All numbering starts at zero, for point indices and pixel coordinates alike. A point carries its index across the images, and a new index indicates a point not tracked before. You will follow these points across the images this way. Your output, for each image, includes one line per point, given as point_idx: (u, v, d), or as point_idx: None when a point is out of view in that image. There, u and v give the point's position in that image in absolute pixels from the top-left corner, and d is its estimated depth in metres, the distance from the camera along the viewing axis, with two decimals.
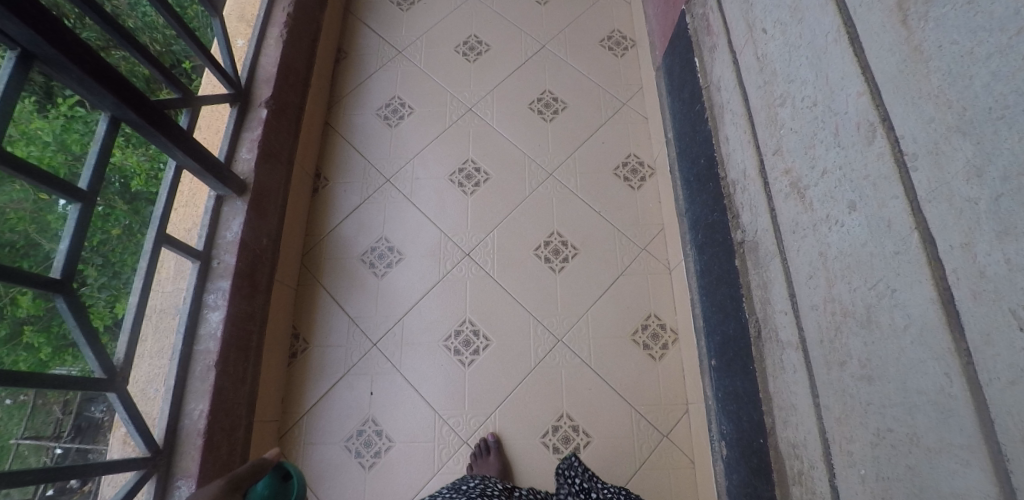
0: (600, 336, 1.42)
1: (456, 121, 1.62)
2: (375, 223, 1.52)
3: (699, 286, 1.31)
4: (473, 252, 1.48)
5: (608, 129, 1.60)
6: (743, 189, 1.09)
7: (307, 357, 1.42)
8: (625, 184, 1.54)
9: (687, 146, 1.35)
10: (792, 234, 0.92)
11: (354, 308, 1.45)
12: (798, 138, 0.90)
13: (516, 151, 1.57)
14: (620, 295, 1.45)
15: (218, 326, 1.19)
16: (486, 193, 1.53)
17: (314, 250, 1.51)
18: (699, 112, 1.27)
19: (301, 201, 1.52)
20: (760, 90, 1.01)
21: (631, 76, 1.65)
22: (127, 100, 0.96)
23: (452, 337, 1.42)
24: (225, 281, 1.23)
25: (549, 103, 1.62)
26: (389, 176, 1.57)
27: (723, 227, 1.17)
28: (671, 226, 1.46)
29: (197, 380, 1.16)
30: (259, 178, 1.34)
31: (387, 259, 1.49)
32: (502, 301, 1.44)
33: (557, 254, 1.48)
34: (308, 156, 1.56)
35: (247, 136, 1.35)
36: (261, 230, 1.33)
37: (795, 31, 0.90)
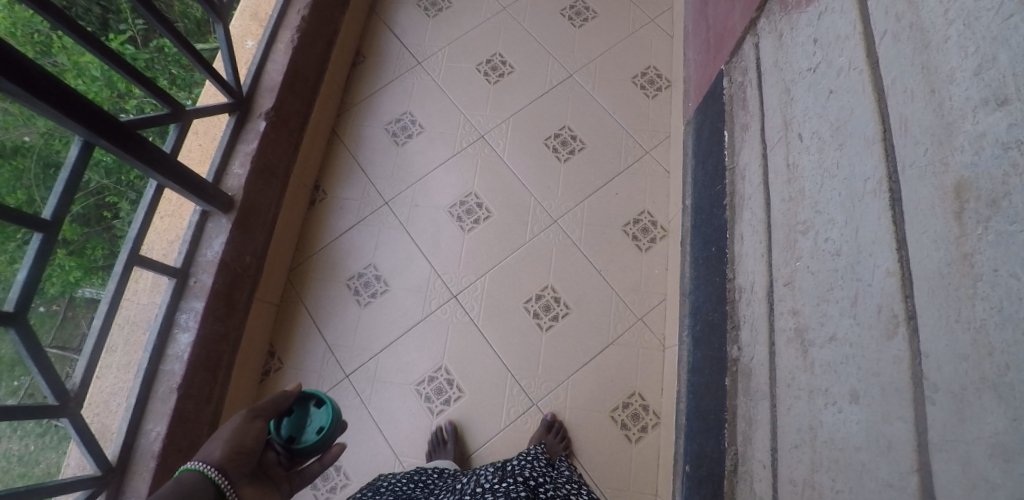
0: (578, 408, 1.31)
1: (466, 147, 1.53)
2: (367, 248, 1.45)
3: (688, 379, 1.19)
4: (461, 294, 1.40)
5: (625, 178, 1.48)
6: (747, 303, 0.96)
7: (278, 380, 1.36)
8: (633, 243, 1.43)
9: (702, 222, 1.21)
10: (788, 386, 0.80)
11: (333, 334, 1.39)
12: (813, 281, 0.77)
13: (522, 190, 1.48)
14: (606, 366, 1.34)
15: (186, 349, 1.13)
16: (484, 231, 1.45)
17: (301, 267, 1.45)
18: (719, 192, 1.13)
19: (294, 215, 1.45)
20: (782, 204, 0.87)
21: (660, 123, 1.54)
22: (98, 129, 0.89)
23: (425, 382, 1.34)
24: (200, 301, 1.16)
25: (566, 141, 1.52)
26: (389, 198, 1.50)
27: (721, 333, 1.05)
28: (673, 300, 1.34)
29: (158, 401, 1.09)
30: (249, 193, 1.27)
31: (373, 289, 1.42)
32: (483, 351, 1.35)
33: (547, 310, 1.38)
34: (307, 168, 1.49)
35: (242, 148, 1.29)
36: (244, 247, 1.26)
37: (833, 155, 0.74)
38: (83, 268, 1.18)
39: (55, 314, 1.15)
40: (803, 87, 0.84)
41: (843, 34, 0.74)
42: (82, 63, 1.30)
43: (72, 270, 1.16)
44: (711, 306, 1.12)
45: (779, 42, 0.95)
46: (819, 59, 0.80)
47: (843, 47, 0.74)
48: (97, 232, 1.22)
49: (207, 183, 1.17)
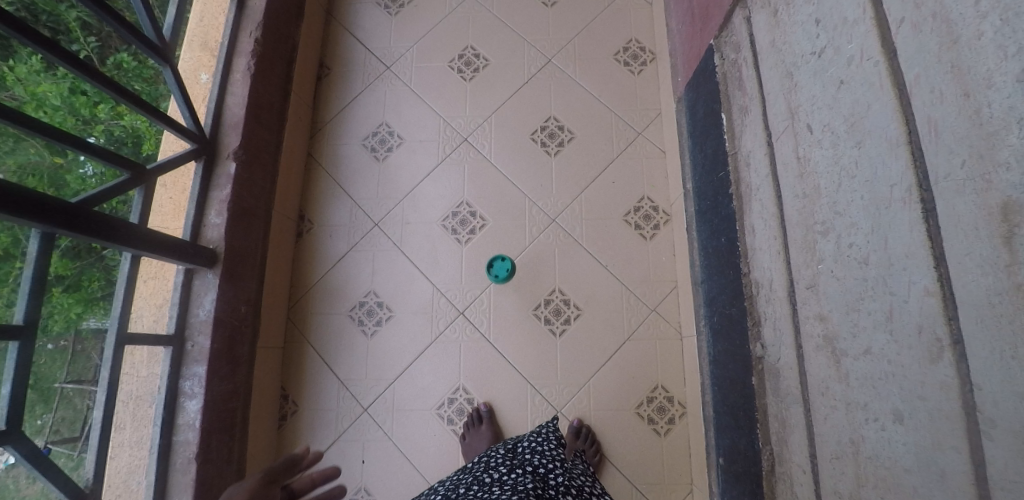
0: (602, 409, 1.30)
1: (450, 154, 1.49)
2: (363, 276, 1.44)
3: (711, 371, 1.16)
4: (468, 310, 1.38)
5: (620, 164, 1.43)
6: (766, 301, 0.92)
7: (297, 420, 1.38)
8: (637, 233, 1.38)
9: (707, 209, 1.16)
10: (820, 395, 0.76)
11: (344, 368, 1.39)
12: (838, 288, 0.72)
13: (514, 191, 1.43)
14: (624, 363, 1.32)
15: (196, 416, 1.14)
16: (482, 241, 1.41)
17: (300, 304, 1.44)
18: (722, 179, 1.08)
19: (283, 254, 1.43)
20: (795, 200, 0.82)
21: (649, 101, 1.47)
22: (53, 220, 0.85)
23: (445, 405, 1.34)
24: (201, 365, 1.15)
25: (554, 133, 1.47)
26: (378, 220, 1.47)
27: (741, 329, 1.01)
28: (685, 288, 1.30)
29: (178, 473, 1.11)
30: (230, 243, 1.23)
31: (376, 316, 1.41)
32: (497, 365, 1.34)
33: (558, 314, 1.35)
34: (288, 201, 1.46)
35: (215, 195, 1.24)
36: (238, 300, 1.25)
37: (849, 152, 0.69)
38: (83, 302, 1.22)
39: (65, 349, 1.20)
40: (807, 73, 0.77)
41: (852, 17, 0.67)
42: (41, 94, 1.30)
43: (77, 306, 1.22)
44: (726, 299, 1.08)
45: (774, 20, 0.87)
46: (823, 44, 0.73)
47: (853, 32, 0.67)
48: (91, 263, 1.25)
49: (185, 242, 1.14)
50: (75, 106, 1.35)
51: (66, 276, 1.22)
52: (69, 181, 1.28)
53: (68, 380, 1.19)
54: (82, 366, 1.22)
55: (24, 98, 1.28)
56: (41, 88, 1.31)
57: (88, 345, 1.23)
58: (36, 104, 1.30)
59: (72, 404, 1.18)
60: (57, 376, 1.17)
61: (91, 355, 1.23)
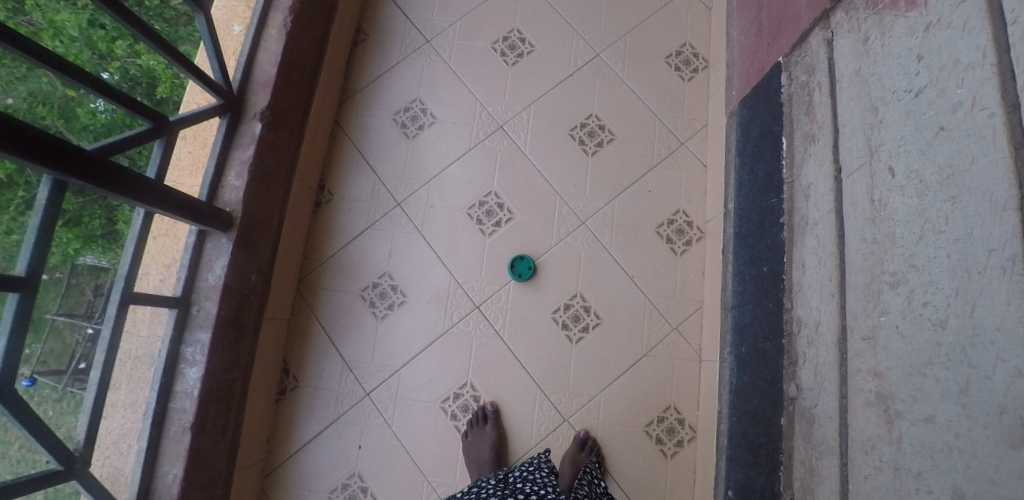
0: (611, 423, 1.26)
1: (483, 140, 1.43)
2: (380, 256, 1.39)
3: (729, 400, 1.13)
4: (484, 304, 1.34)
5: (658, 173, 1.38)
6: (807, 341, 0.88)
7: (296, 396, 1.34)
8: (668, 246, 1.34)
9: (749, 234, 1.12)
10: (862, 453, 0.73)
11: (350, 348, 1.35)
12: (901, 346, 0.68)
13: (546, 187, 1.38)
14: (639, 379, 1.28)
15: (195, 385, 1.11)
16: (506, 235, 1.37)
17: (311, 277, 1.39)
18: (773, 206, 1.03)
19: (299, 224, 1.38)
20: (860, 244, 0.77)
21: (696, 111, 1.42)
22: (70, 169, 0.80)
23: (450, 399, 1.30)
24: (205, 333, 1.12)
25: (593, 132, 1.41)
26: (401, 200, 1.42)
27: (773, 365, 0.97)
28: (711, 309, 1.26)
29: (171, 442, 1.09)
30: (247, 208, 1.18)
31: (389, 300, 1.36)
32: (508, 365, 1.30)
33: (577, 320, 1.31)
34: (310, 169, 1.40)
35: (237, 155, 1.18)
36: (250, 268, 1.20)
37: (938, 205, 0.64)
38: (82, 238, 1.06)
39: (59, 281, 1.02)
40: (897, 111, 0.72)
41: (966, 59, 0.61)
42: (58, 23, 1.16)
43: (75, 242, 1.05)
44: (757, 330, 1.04)
45: (863, 47, 0.81)
46: (923, 83, 0.68)
47: (965, 76, 0.61)
48: (93, 200, 1.06)
49: (201, 202, 1.08)
50: (92, 39, 1.21)
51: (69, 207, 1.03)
52: (79, 116, 1.09)
53: (58, 313, 1.02)
54: (74, 300, 1.05)
55: (39, 24, 1.13)
56: (59, 16, 1.16)
57: (81, 280, 1.06)
58: (51, 32, 1.16)
59: (63, 338, 1.02)
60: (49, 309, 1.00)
61: (84, 290, 1.06)
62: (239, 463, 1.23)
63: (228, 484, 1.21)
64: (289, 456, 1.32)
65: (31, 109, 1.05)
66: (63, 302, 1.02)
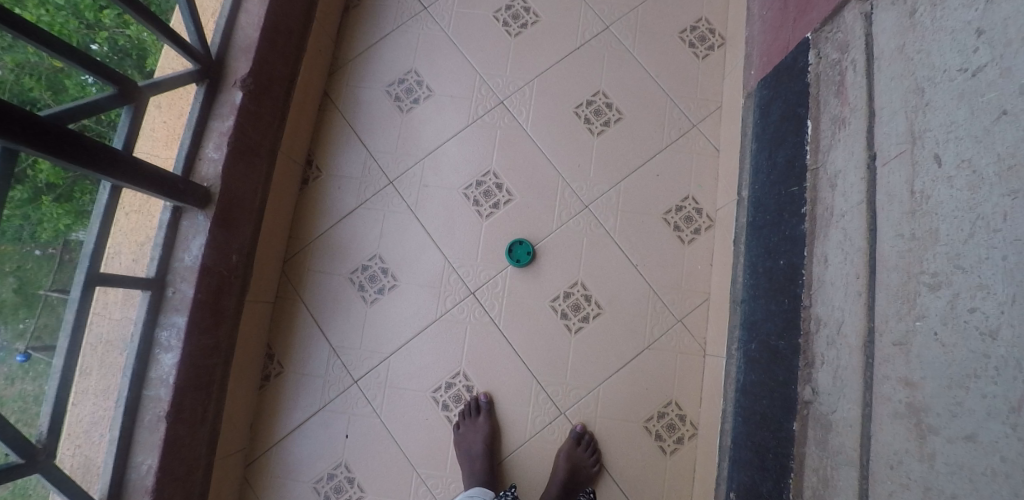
0: (609, 418, 1.20)
1: (482, 116, 1.34)
2: (370, 237, 1.31)
3: (735, 398, 1.07)
4: (479, 290, 1.27)
5: (667, 156, 1.30)
6: (826, 342, 0.82)
7: (281, 383, 1.28)
8: (674, 234, 1.27)
9: (765, 224, 1.04)
10: (885, 468, 0.66)
11: (337, 334, 1.28)
12: (939, 354, 0.61)
13: (548, 168, 1.30)
14: (640, 372, 1.22)
15: (172, 372, 1.04)
16: (504, 218, 1.29)
17: (298, 257, 1.32)
18: (794, 196, 0.96)
19: (285, 201, 1.30)
20: (896, 240, 0.70)
21: (710, 91, 1.33)
22: (15, 134, 0.72)
23: (442, 389, 1.24)
24: (182, 316, 1.05)
25: (600, 110, 1.33)
26: (394, 178, 1.34)
27: (787, 365, 0.90)
28: (719, 302, 1.19)
29: (145, 432, 1.03)
30: (226, 183, 1.09)
31: (379, 283, 1.29)
32: (503, 355, 1.24)
33: (577, 309, 1.25)
34: (297, 143, 1.31)
35: (215, 126, 1.10)
36: (230, 247, 1.13)
37: (994, 199, 0.56)
38: (71, 212, 0.95)
39: (52, 258, 0.94)
40: (947, 94, 0.65)
41: None
42: None
43: (64, 217, 0.95)
44: (769, 327, 0.97)
45: (910, 22, 0.73)
46: (982, 61, 0.60)
47: None
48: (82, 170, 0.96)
49: (175, 176, 1.00)
50: None
51: (57, 182, 0.92)
52: None
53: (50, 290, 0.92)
54: (42, 272, 0.92)
55: None
56: None
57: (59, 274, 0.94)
58: None
59: (51, 322, 0.91)
60: (43, 283, 0.92)
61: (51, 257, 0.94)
62: (219, 451, 1.18)
63: (208, 474, 1.15)
64: (272, 444, 1.26)
65: None
66: (58, 274, 0.94)
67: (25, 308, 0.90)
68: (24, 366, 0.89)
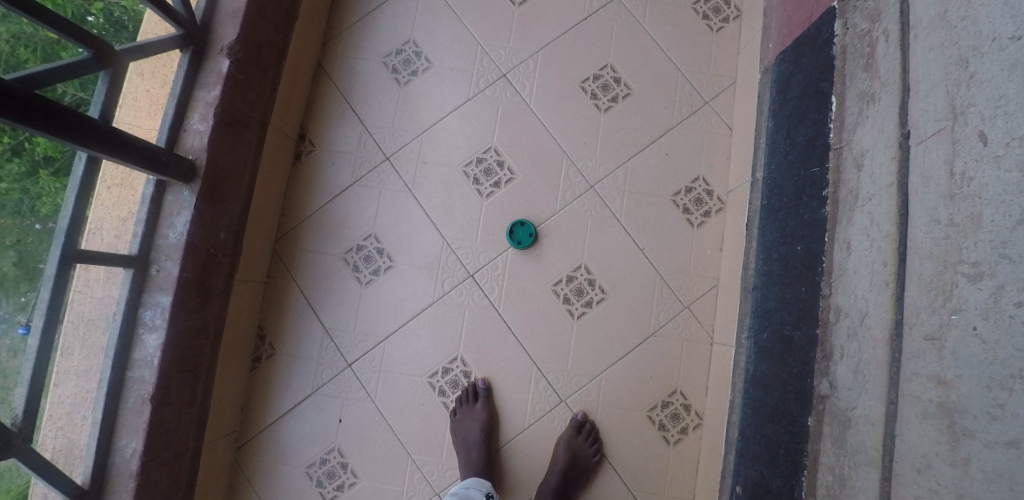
0: (612, 407, 1.16)
1: (484, 90, 1.27)
2: (366, 216, 1.26)
3: (744, 390, 1.02)
4: (478, 273, 1.22)
5: (677, 135, 1.24)
6: (847, 334, 0.77)
7: (273, 365, 1.24)
8: (684, 217, 1.21)
9: (781, 207, 0.99)
10: (912, 471, 0.62)
11: (331, 316, 1.24)
12: (978, 352, 0.56)
13: (552, 146, 1.24)
14: (644, 360, 1.17)
15: (155, 353, 0.99)
16: (505, 198, 1.23)
17: (290, 236, 1.27)
18: (815, 177, 0.90)
19: (277, 177, 1.24)
20: (931, 226, 0.65)
21: (725, 66, 1.26)
22: None
23: (438, 374, 1.20)
24: (166, 296, 1.00)
25: (608, 85, 1.26)
26: (391, 154, 1.27)
27: (802, 357, 0.86)
28: (728, 289, 1.14)
29: (129, 415, 0.98)
30: (212, 157, 1.03)
31: (375, 264, 1.24)
32: (503, 341, 1.19)
33: (580, 294, 1.20)
34: (289, 115, 1.25)
35: (201, 96, 1.03)
36: (217, 224, 1.07)
37: None
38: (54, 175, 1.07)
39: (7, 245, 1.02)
40: (996, 64, 0.58)
41: None
42: None
43: (47, 177, 1.07)
44: (784, 316, 0.92)
45: None
46: None
47: None
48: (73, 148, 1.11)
49: (155, 147, 0.95)
50: None
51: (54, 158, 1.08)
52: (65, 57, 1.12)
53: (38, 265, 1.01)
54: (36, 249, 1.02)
55: None
56: None
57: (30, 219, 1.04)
58: None
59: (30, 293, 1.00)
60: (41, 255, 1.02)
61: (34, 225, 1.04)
62: (209, 435, 1.14)
63: (197, 458, 1.11)
64: (264, 428, 1.22)
65: (13, 50, 1.08)
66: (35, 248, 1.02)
67: (26, 281, 1.01)
68: (24, 337, 0.98)
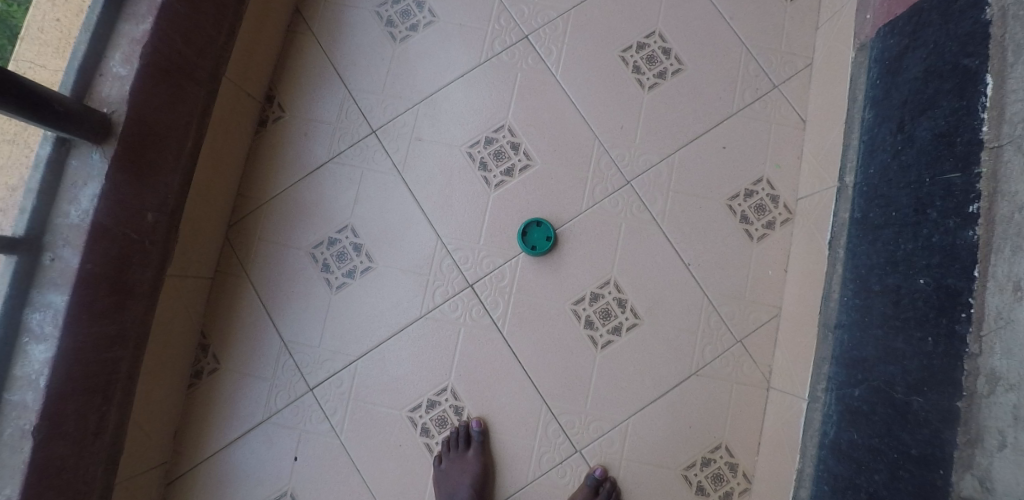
0: (638, 462, 0.92)
1: (499, 54, 1.02)
2: (342, 202, 1.01)
3: (818, 458, 0.78)
4: (479, 283, 0.97)
5: (737, 125, 0.99)
6: (1014, 417, 0.53)
7: (214, 384, 0.98)
8: (741, 228, 0.97)
9: (887, 225, 0.74)
10: None
11: (291, 326, 0.99)
12: None
13: (581, 127, 0.99)
14: (683, 406, 0.93)
15: (43, 372, 0.72)
16: (520, 190, 0.98)
17: (246, 224, 1.01)
18: (951, 188, 0.65)
19: (232, 148, 0.98)
20: None
21: (798, 42, 1.01)
22: None
23: (422, 408, 0.95)
24: (62, 294, 0.73)
25: (654, 57, 1.01)
26: (378, 127, 1.02)
27: (929, 438, 0.62)
28: (795, 322, 0.90)
29: (3, 452, 0.71)
30: (139, 113, 0.78)
31: (349, 264, 0.99)
32: (505, 369, 0.95)
33: (605, 317, 0.95)
34: (252, 71, 0.99)
35: (126, 30, 0.77)
36: (144, 203, 0.82)
37: None
38: None
39: None
40: None
41: None
42: None
43: None
44: (893, 373, 0.68)
45: None
46: None
47: None
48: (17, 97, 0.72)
49: (53, 93, 0.68)
50: None
51: None
52: None
53: None
54: None
55: None
56: None
57: None
58: None
59: None
60: None
61: None
62: (123, 475, 0.88)
63: None
64: (198, 463, 0.97)
65: None
66: None
67: None
68: None
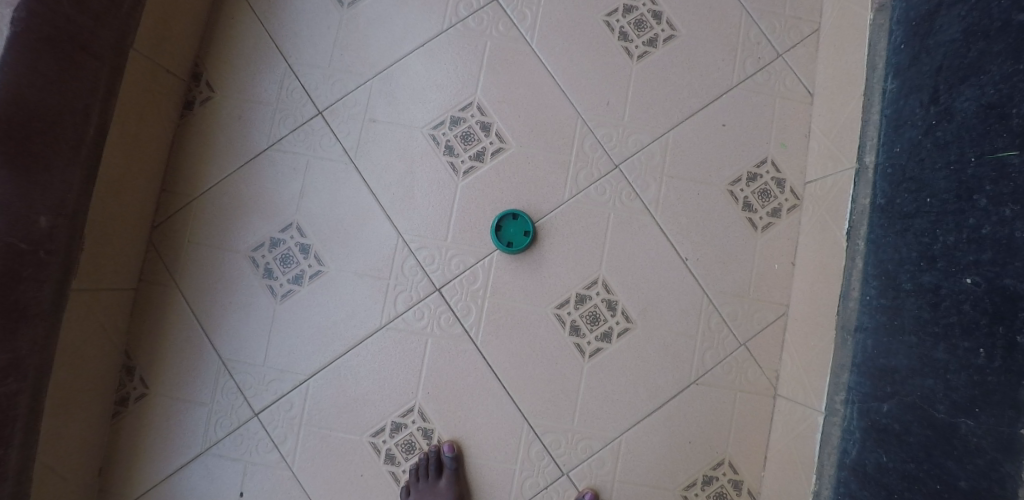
0: (632, 483, 0.82)
1: (464, 20, 0.88)
2: (285, 197, 0.87)
3: (839, 480, 0.69)
4: (447, 287, 0.84)
5: (737, 99, 0.87)
6: None
7: (143, 412, 0.85)
8: (744, 217, 0.86)
9: (917, 213, 0.63)
10: None
11: (230, 342, 0.85)
12: None
13: (562, 104, 0.87)
14: (682, 419, 0.82)
15: None
16: (492, 178, 0.86)
17: (173, 225, 0.87)
18: (1006, 170, 0.54)
19: (151, 135, 0.83)
20: None
21: (804, 4, 0.89)
22: None
23: (386, 432, 0.83)
24: None
25: (642, 21, 0.88)
26: (325, 107, 0.88)
27: (983, 470, 0.52)
28: (806, 323, 0.80)
29: None
30: (19, 93, 0.61)
31: (296, 268, 0.85)
32: (480, 385, 0.83)
33: (593, 322, 0.84)
34: (171, 44, 0.84)
35: None
36: (32, 204, 0.64)
37: None
38: None
39: None
40: None
41: None
42: None
43: None
44: (933, 388, 0.58)
45: None
46: None
47: None
48: None
49: None
50: None
51: None
52: None
53: None
54: None
55: None
56: None
57: None
58: None
59: None
60: None
61: None
62: None
63: None
64: None
65: None
66: None
67: None
68: None
